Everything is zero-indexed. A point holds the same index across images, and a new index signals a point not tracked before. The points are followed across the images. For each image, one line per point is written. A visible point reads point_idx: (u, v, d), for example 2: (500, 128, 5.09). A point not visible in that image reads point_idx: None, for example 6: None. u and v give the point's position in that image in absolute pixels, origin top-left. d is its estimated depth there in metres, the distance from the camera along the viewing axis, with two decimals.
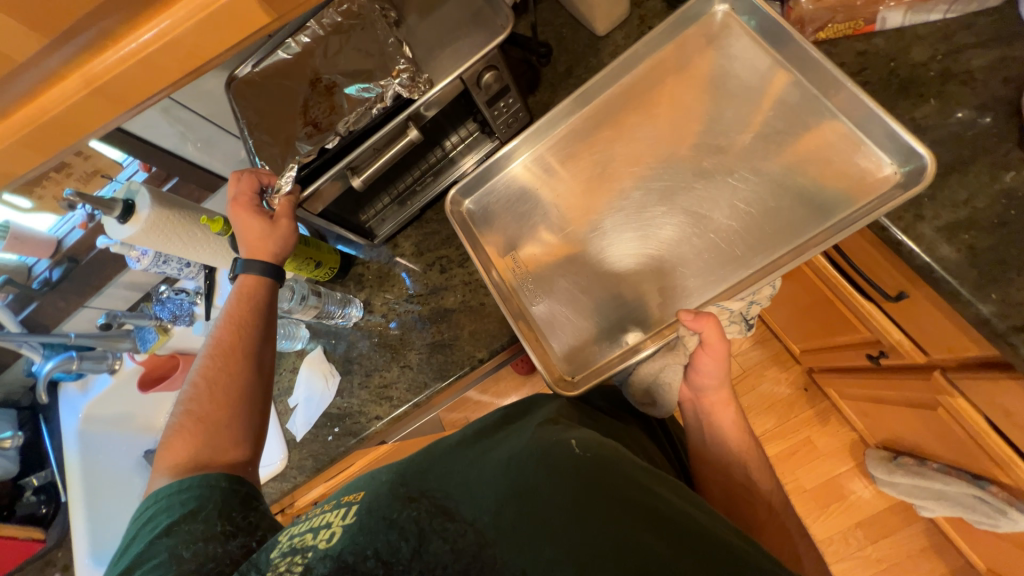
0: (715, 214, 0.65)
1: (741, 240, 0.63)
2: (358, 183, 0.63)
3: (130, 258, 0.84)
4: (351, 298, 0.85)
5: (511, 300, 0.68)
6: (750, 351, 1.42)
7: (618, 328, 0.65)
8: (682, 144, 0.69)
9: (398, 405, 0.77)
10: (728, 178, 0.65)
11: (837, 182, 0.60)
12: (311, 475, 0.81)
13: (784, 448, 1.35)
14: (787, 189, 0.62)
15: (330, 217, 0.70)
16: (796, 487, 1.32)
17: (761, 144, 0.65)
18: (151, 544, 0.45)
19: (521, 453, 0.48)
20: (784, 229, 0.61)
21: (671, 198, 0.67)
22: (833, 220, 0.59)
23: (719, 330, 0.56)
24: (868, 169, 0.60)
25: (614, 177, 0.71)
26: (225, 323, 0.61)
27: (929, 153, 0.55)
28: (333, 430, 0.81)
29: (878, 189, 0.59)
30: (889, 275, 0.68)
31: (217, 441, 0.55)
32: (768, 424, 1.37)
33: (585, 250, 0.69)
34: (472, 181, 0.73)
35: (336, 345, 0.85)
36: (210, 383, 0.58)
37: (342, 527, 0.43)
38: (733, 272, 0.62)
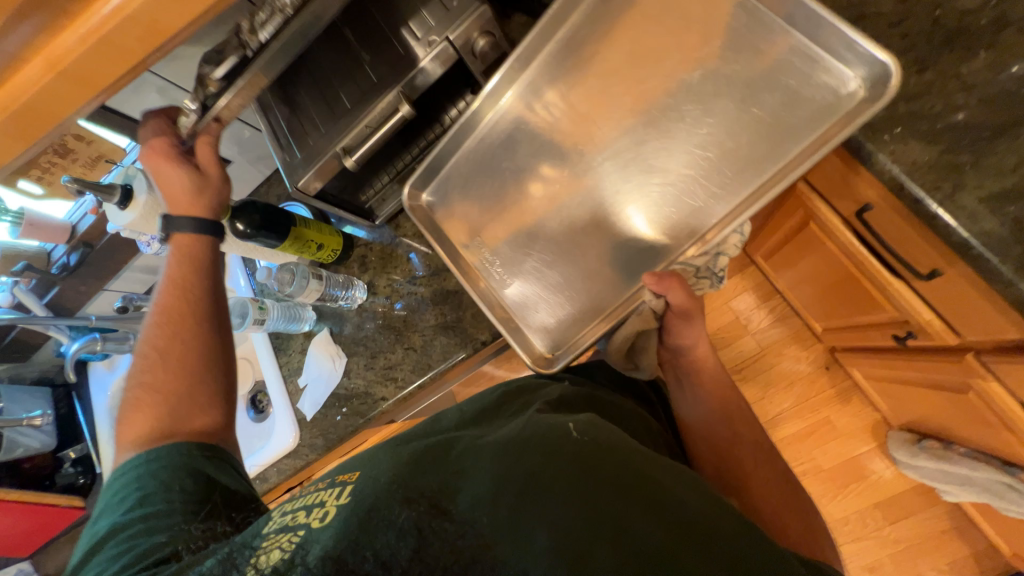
0: (671, 164, 0.62)
1: (702, 188, 0.60)
2: (349, 164, 0.60)
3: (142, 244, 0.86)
4: (354, 280, 0.84)
5: (482, 287, 0.69)
6: (770, 329, 1.37)
7: (590, 299, 0.65)
8: (629, 96, 0.64)
9: (403, 386, 0.78)
10: (681, 123, 0.61)
11: (804, 105, 0.55)
12: (322, 454, 0.83)
13: (801, 428, 1.32)
14: (743, 124, 0.58)
15: (330, 198, 0.69)
16: (812, 466, 1.30)
17: (731, 85, 0.58)
18: (126, 514, 0.46)
19: (521, 437, 0.47)
20: (746, 166, 0.58)
21: (624, 148, 0.64)
22: (789, 155, 0.55)
23: (683, 289, 0.58)
24: (829, 87, 0.54)
25: (566, 132, 0.67)
26: (169, 286, 0.61)
27: (888, 57, 0.48)
28: (341, 410, 0.82)
29: (844, 107, 0.53)
30: (921, 251, 0.63)
31: (186, 402, 0.56)
32: (786, 404, 1.34)
33: (548, 222, 0.68)
34: (425, 173, 0.70)
35: (341, 327, 0.85)
36: (163, 348, 0.59)
37: (335, 507, 0.42)
38: (696, 223, 0.61)
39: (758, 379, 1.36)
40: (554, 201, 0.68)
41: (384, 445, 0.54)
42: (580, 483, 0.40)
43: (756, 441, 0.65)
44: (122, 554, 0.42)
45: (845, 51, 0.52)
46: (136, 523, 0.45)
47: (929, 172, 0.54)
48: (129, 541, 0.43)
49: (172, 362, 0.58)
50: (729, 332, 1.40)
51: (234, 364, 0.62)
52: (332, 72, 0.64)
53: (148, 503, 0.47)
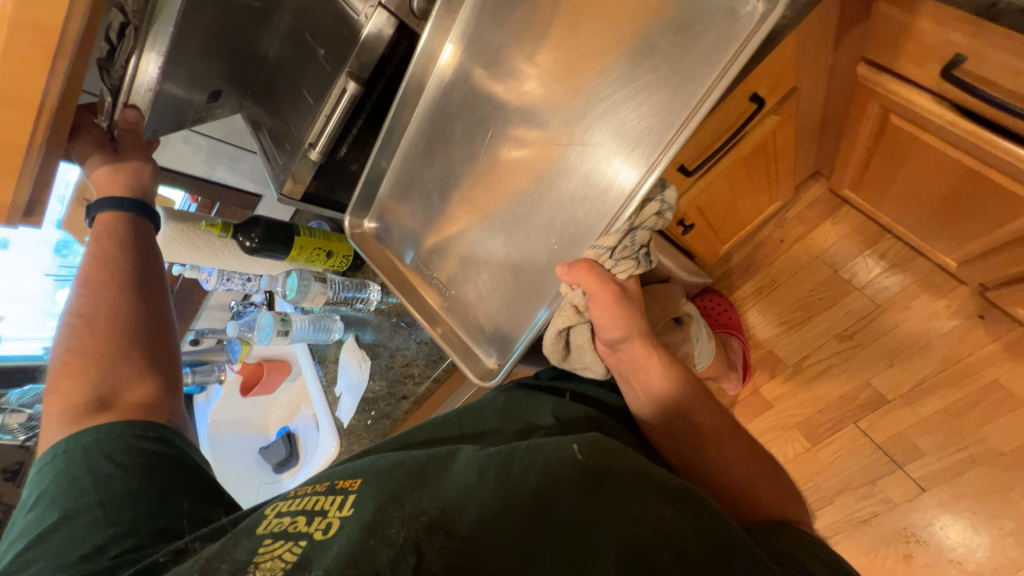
0: (579, 139, 0.54)
1: (611, 157, 0.52)
2: (315, 157, 0.61)
3: (201, 281, 0.97)
4: (368, 282, 0.85)
5: (424, 308, 0.65)
6: (884, 279, 1.08)
7: (521, 302, 0.58)
8: (527, 71, 0.57)
9: (421, 382, 0.75)
10: (579, 92, 0.53)
11: (700, 37, 0.46)
12: None
13: (957, 400, 1.00)
14: (642, 77, 0.49)
15: (317, 199, 0.72)
16: (985, 449, 0.97)
17: (625, 30, 0.50)
18: (77, 500, 0.48)
19: (517, 451, 0.39)
20: (652, 124, 0.49)
21: (524, 134, 0.58)
22: (691, 101, 0.46)
23: (601, 277, 0.46)
24: (726, 8, 0.45)
25: (475, 122, 0.62)
26: (93, 263, 0.57)
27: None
28: (371, 414, 0.82)
29: (741, 29, 0.44)
30: None
31: (109, 376, 0.55)
32: (927, 371, 1.03)
33: (473, 227, 0.62)
34: (360, 200, 0.69)
35: (365, 332, 0.85)
36: (89, 319, 0.56)
37: (338, 520, 0.38)
38: (614, 199, 0.52)
39: (880, 344, 1.08)
40: (507, 181, 0.59)
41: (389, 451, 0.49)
42: (584, 510, 0.35)
43: (721, 428, 0.51)
44: (76, 547, 0.46)
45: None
46: (92, 510, 0.48)
47: None
48: (85, 530, 0.46)
49: (108, 350, 0.56)
50: (828, 292, 1.14)
51: (174, 336, 0.62)
52: (294, 74, 0.66)
53: (102, 489, 0.49)
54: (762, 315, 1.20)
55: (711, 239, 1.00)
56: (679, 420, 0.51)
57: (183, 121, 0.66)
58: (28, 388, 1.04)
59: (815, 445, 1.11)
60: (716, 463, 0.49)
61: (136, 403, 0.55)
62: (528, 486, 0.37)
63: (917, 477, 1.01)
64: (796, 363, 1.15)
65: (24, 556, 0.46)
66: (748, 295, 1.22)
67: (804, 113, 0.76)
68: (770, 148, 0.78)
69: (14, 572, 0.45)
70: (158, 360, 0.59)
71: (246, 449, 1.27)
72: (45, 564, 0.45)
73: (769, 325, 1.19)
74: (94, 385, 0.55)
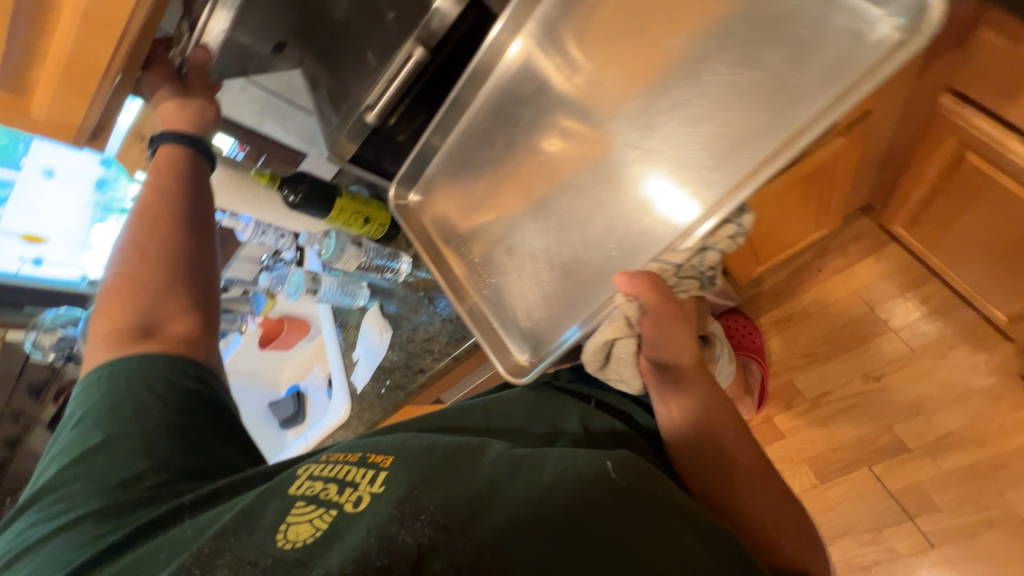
0: (658, 146, 0.52)
1: (691, 171, 0.49)
2: (372, 119, 0.61)
3: (237, 230, 0.99)
4: (400, 253, 0.85)
5: (460, 289, 0.64)
6: (923, 325, 1.04)
7: (564, 302, 0.56)
8: (614, 67, 0.55)
9: (440, 358, 0.75)
10: (668, 97, 0.52)
11: (815, 59, 0.44)
12: (369, 426, 0.84)
13: (983, 459, 0.96)
14: (740, 91, 0.47)
15: (365, 164, 0.72)
16: (1007, 515, 0.92)
17: (732, 38, 0.48)
18: (120, 426, 0.51)
19: (550, 458, 0.40)
20: (742, 142, 0.47)
21: (567, 125, 0.58)
22: (791, 127, 0.44)
23: (662, 293, 0.46)
24: (850, 33, 0.43)
25: (546, 110, 0.60)
26: (149, 188, 0.59)
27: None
28: (385, 383, 0.82)
29: (864, 58, 0.42)
30: None
31: (155, 307, 0.57)
32: (955, 426, 0.99)
33: (527, 220, 0.60)
34: (410, 168, 0.67)
35: (390, 303, 0.86)
36: (141, 251, 0.59)
37: (369, 494, 0.40)
38: (687, 214, 0.49)
39: (908, 391, 1.03)
40: (556, 174, 0.59)
41: (418, 432, 0.50)
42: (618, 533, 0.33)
43: (752, 463, 0.49)
44: (116, 472, 0.49)
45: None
46: (133, 440, 0.51)
47: None
48: (128, 458, 0.50)
49: (154, 282, 0.58)
50: (861, 329, 1.10)
51: (215, 274, 0.62)
52: (358, 32, 0.65)
53: (143, 419, 0.52)
54: (786, 343, 1.17)
55: (749, 259, 0.97)
56: (709, 447, 0.49)
57: (246, 69, 0.67)
58: (62, 310, 1.08)
59: (824, 483, 1.08)
60: (745, 495, 0.47)
61: (177, 338, 0.57)
62: (560, 498, 0.36)
63: (927, 531, 0.97)
64: (815, 398, 1.12)
65: (71, 470, 0.50)
66: (775, 322, 1.19)
67: (874, 141, 0.74)
68: (829, 173, 0.75)
69: (61, 484, 0.49)
70: (205, 302, 0.60)
71: (257, 400, 1.29)
72: (87, 481, 0.49)
73: (793, 354, 1.16)
74: (136, 313, 0.56)
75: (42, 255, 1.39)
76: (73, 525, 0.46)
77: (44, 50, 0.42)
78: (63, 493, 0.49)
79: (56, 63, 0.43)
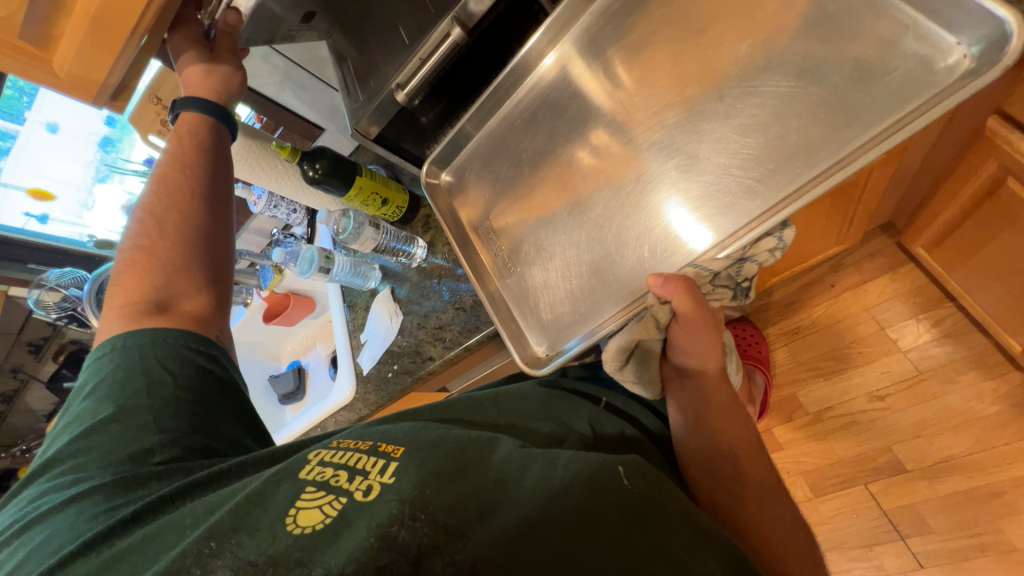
0: (704, 151, 0.50)
1: (740, 177, 0.48)
2: (402, 98, 0.59)
3: (250, 202, 0.97)
4: (416, 238, 0.84)
5: (483, 276, 0.63)
6: (933, 348, 1.03)
7: (588, 299, 0.55)
8: (663, 70, 0.54)
9: (450, 347, 0.74)
10: (719, 103, 0.50)
11: (881, 81, 0.43)
12: (373, 409, 0.84)
13: (980, 485, 0.95)
14: (798, 104, 0.46)
15: (390, 144, 0.70)
16: (999, 542, 0.92)
17: (794, 51, 0.47)
18: (131, 399, 0.51)
19: (563, 458, 0.39)
20: (794, 155, 0.46)
21: (620, 121, 0.56)
22: (850, 145, 0.43)
23: (696, 299, 0.44)
24: (919, 56, 0.42)
25: (587, 107, 0.59)
26: (170, 160, 0.60)
27: (1009, 11, 0.35)
28: (392, 367, 0.82)
29: (934, 84, 0.41)
30: None
31: (171, 283, 0.57)
32: (956, 450, 0.98)
33: (559, 213, 0.59)
34: (443, 152, 0.66)
35: (402, 287, 0.85)
36: (158, 221, 0.59)
37: (379, 484, 0.38)
38: (730, 221, 0.48)
39: (912, 413, 1.03)
40: (598, 173, 0.57)
41: (429, 423, 0.49)
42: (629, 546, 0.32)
43: (766, 483, 0.48)
44: (125, 446, 0.48)
45: (951, 10, 0.40)
46: (143, 413, 0.50)
47: None
48: (136, 432, 0.49)
49: (173, 257, 0.58)
50: (870, 347, 1.09)
51: (231, 253, 0.63)
52: (392, 8, 0.63)
53: (154, 393, 0.51)
54: (793, 356, 1.17)
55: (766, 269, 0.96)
56: (723, 460, 0.48)
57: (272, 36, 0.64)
58: (67, 270, 1.07)
59: (818, 497, 1.08)
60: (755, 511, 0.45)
61: (189, 314, 0.58)
62: (571, 501, 0.35)
63: (917, 552, 0.98)
64: (817, 412, 1.12)
65: (81, 442, 0.49)
66: (783, 333, 1.19)
67: (910, 158, 0.72)
68: (860, 188, 0.74)
69: (70, 456, 0.49)
70: (219, 279, 0.61)
71: (257, 374, 1.28)
72: (96, 455, 0.48)
73: (799, 368, 1.16)
74: (153, 287, 0.56)
75: (47, 213, 1.36)
76: (81, 497, 0.44)
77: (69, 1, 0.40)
78: (74, 464, 0.48)
79: (80, 15, 0.41)
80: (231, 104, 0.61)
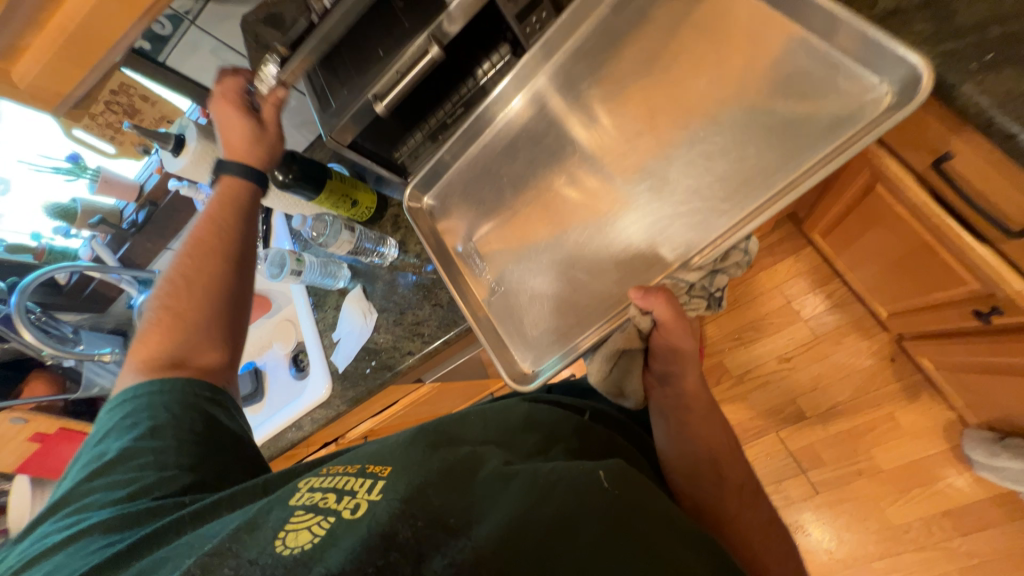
0: (672, 174, 0.59)
1: (705, 198, 0.57)
2: (381, 109, 0.61)
3: (198, 201, 0.93)
4: (387, 237, 0.86)
5: (472, 299, 0.69)
6: (825, 316, 1.26)
7: (567, 318, 0.62)
8: (630, 102, 0.63)
9: (429, 341, 0.79)
10: (685, 131, 0.59)
11: (822, 115, 0.52)
12: (352, 405, 0.86)
13: (858, 424, 1.20)
14: (750, 134, 0.55)
15: (364, 151, 0.71)
16: (870, 466, 1.17)
17: (738, 91, 0.57)
18: (135, 442, 0.51)
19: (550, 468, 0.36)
20: (753, 176, 0.54)
21: (588, 148, 0.66)
22: (801, 167, 0.52)
23: (673, 308, 0.50)
24: (850, 93, 0.51)
25: (567, 134, 0.68)
26: (203, 221, 0.66)
27: (919, 59, 0.45)
28: (370, 363, 0.85)
29: (869, 113, 0.50)
30: (1016, 206, 0.54)
31: (193, 339, 0.60)
32: (841, 397, 1.22)
33: (545, 234, 0.66)
34: (427, 177, 0.73)
35: (374, 285, 0.87)
36: (188, 280, 0.63)
37: (366, 503, 0.34)
38: (697, 235, 0.56)
39: (809, 372, 1.25)
40: (585, 195, 0.64)
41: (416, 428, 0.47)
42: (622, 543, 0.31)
43: (744, 486, 0.56)
44: (124, 485, 0.48)
45: (871, 54, 0.50)
46: (145, 454, 0.50)
47: None
48: (137, 472, 0.49)
49: (194, 316, 0.61)
50: (778, 318, 1.30)
51: (244, 312, 0.65)
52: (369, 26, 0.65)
53: (157, 436, 0.51)
54: (720, 328, 1.35)
55: None
56: (706, 468, 0.56)
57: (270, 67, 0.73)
58: None
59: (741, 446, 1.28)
60: (737, 518, 0.53)
61: (201, 368, 0.59)
62: (551, 506, 0.33)
63: (815, 481, 1.20)
64: (739, 375, 1.31)
65: (87, 482, 0.49)
66: None
67: None
68: None
69: (76, 496, 0.49)
70: (235, 341, 0.63)
71: None
72: (99, 495, 0.48)
73: (726, 339, 1.34)
74: (175, 345, 0.59)
75: None
76: (80, 536, 0.44)
77: (45, 17, 0.39)
78: (77, 504, 0.48)
79: (52, 34, 0.40)
80: (250, 155, 0.68)
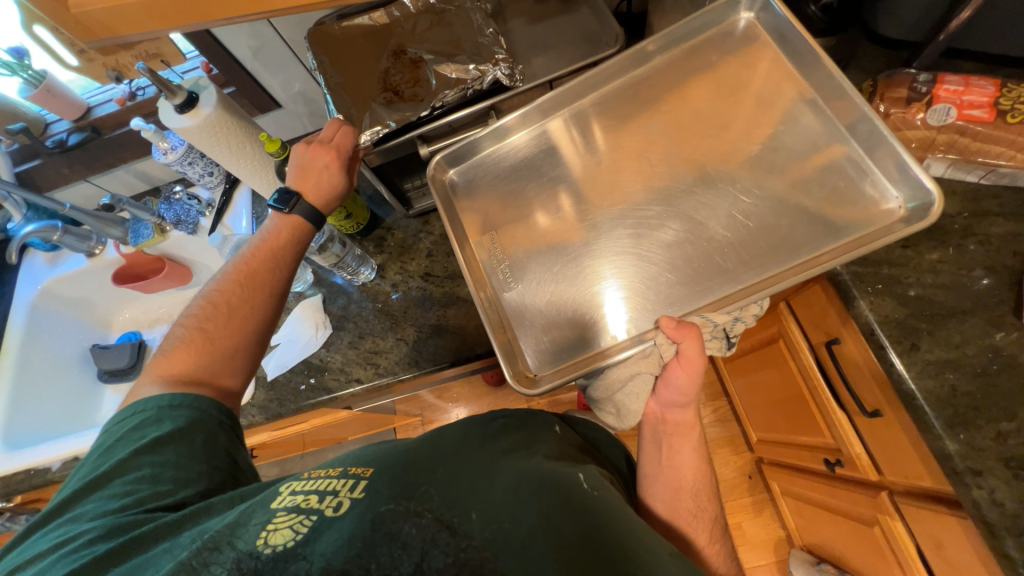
0: (711, 221, 0.65)
1: (734, 254, 0.62)
2: (424, 152, 0.72)
3: (158, 149, 0.81)
4: (369, 259, 0.85)
5: (482, 284, 0.69)
6: (709, 427, 1.47)
7: (585, 327, 0.64)
8: (692, 145, 0.70)
9: (382, 373, 0.77)
10: (730, 187, 0.66)
11: (850, 206, 0.60)
12: (269, 419, 0.79)
13: None
14: (788, 208, 0.62)
15: (381, 173, 0.74)
16: None
17: (779, 172, 0.64)
18: (136, 455, 0.52)
19: (529, 487, 0.42)
20: (781, 245, 0.61)
21: (643, 191, 0.70)
22: (823, 246, 0.58)
23: (699, 346, 0.55)
24: (873, 198, 0.59)
25: (627, 177, 0.71)
26: (262, 249, 0.66)
27: (934, 187, 0.54)
28: (307, 380, 0.79)
29: (882, 220, 0.58)
30: (870, 392, 0.72)
31: (220, 365, 0.61)
32: None
33: (579, 243, 0.69)
34: (460, 151, 0.74)
35: (337, 300, 0.84)
36: (230, 309, 0.63)
37: (349, 500, 0.42)
38: (722, 281, 0.61)
39: None
40: (617, 209, 0.70)
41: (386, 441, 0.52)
42: (598, 554, 0.37)
43: (719, 539, 0.59)
44: (124, 495, 0.50)
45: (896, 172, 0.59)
46: (145, 467, 0.51)
47: (895, 329, 0.64)
48: (132, 483, 0.50)
49: (230, 350, 0.62)
50: None
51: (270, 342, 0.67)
52: None
53: (155, 450, 0.52)
54: None
55: None
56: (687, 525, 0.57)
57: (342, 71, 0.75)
58: None
59: None
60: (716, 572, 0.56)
61: (220, 389, 0.60)
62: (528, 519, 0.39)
63: None
64: None
65: (87, 486, 0.52)
66: None
67: None
68: None
69: (74, 501, 0.51)
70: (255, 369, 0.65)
71: (74, 340, 1.01)
72: (94, 505, 0.50)
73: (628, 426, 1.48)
74: (199, 370, 0.59)
75: None
76: (80, 537, 0.47)
77: None
78: (72, 515, 0.50)
79: None
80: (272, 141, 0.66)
